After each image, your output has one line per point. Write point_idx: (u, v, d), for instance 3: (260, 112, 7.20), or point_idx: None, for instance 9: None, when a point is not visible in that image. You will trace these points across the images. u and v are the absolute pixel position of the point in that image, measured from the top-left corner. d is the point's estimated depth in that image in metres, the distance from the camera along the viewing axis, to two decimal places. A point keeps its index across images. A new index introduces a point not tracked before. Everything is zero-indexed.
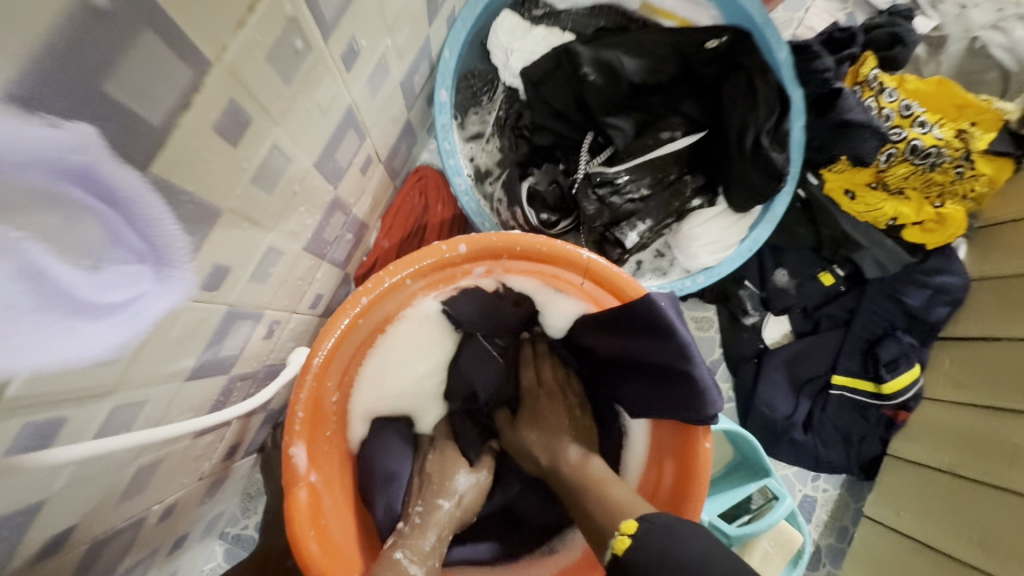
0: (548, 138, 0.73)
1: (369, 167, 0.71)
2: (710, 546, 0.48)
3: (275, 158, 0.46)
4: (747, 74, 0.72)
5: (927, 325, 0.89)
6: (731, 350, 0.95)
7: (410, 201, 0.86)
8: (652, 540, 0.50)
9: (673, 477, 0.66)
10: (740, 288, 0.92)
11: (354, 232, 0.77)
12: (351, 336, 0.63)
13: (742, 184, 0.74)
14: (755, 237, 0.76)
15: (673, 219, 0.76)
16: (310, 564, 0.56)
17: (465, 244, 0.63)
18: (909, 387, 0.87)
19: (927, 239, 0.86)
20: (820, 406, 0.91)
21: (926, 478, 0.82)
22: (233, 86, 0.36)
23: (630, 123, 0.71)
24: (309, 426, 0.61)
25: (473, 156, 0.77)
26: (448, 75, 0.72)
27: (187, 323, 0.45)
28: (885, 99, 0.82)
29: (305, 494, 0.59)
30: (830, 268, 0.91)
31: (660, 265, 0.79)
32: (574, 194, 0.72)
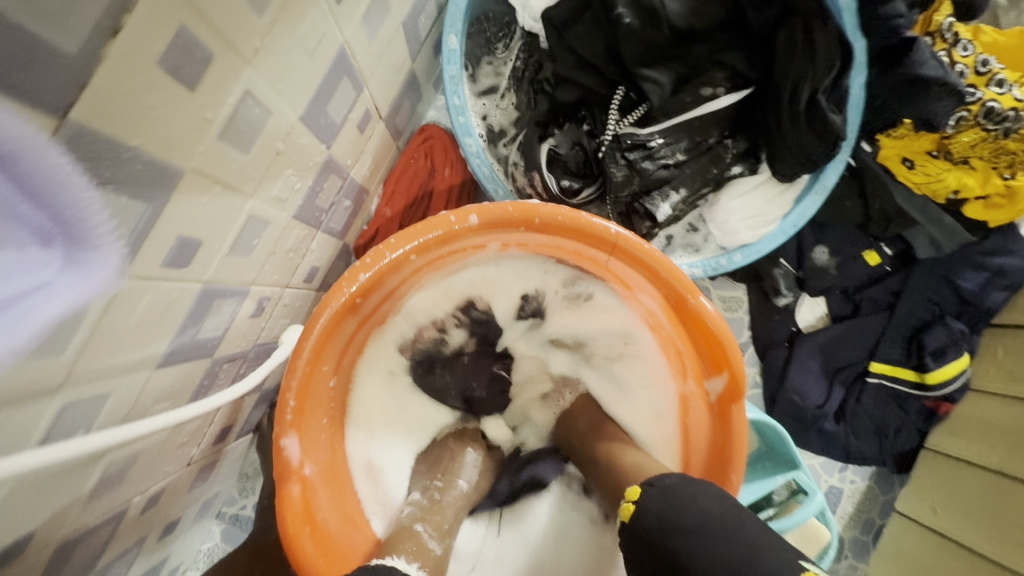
0: (573, 93, 0.64)
1: (369, 123, 0.62)
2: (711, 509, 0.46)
3: (249, 108, 0.38)
4: (805, 20, 0.61)
5: (981, 310, 0.80)
6: (760, 333, 0.88)
7: (415, 164, 0.78)
8: (651, 510, 0.49)
9: (706, 452, 0.60)
10: (774, 267, 0.84)
11: (353, 198, 0.69)
12: (350, 316, 0.57)
13: (791, 149, 0.65)
14: (801, 211, 0.68)
15: (709, 189, 0.68)
16: (306, 564, 0.52)
17: (476, 216, 0.55)
18: (955, 378, 0.80)
19: (990, 216, 0.77)
20: (855, 395, 0.84)
21: (973, 477, 0.75)
22: (179, 8, 0.27)
23: (668, 77, 0.61)
24: (301, 414, 0.55)
25: (485, 113, 0.67)
26: (459, 16, 0.62)
27: (152, 304, 0.38)
28: (960, 53, 0.71)
29: (298, 488, 0.54)
30: (876, 246, 0.82)
31: (692, 240, 0.71)
32: (600, 158, 0.64)
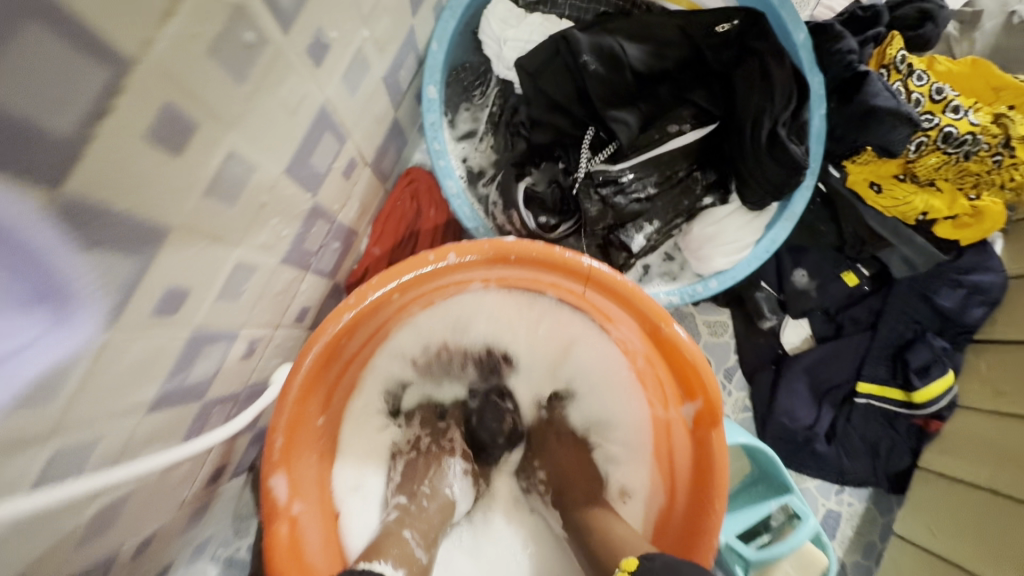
0: (546, 134, 0.67)
1: (354, 170, 0.66)
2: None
3: (234, 166, 0.41)
4: (762, 60, 0.66)
5: (961, 327, 0.82)
6: (747, 357, 0.89)
7: (401, 206, 0.81)
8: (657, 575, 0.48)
9: (689, 474, 0.61)
10: (756, 291, 0.87)
11: (342, 240, 0.73)
12: (337, 353, 0.59)
13: (755, 178, 0.68)
14: (772, 237, 0.70)
15: (682, 219, 0.71)
16: None
17: (454, 253, 0.58)
18: (942, 397, 0.80)
19: (961, 235, 0.79)
20: (845, 416, 0.85)
21: (963, 495, 0.76)
22: (168, 87, 0.31)
23: (634, 115, 0.65)
24: (289, 453, 0.56)
25: (465, 156, 0.71)
26: (437, 68, 0.67)
27: (144, 351, 0.41)
28: (914, 83, 0.75)
29: (286, 527, 0.55)
30: (853, 267, 0.84)
31: (669, 269, 0.73)
32: (575, 194, 0.67)
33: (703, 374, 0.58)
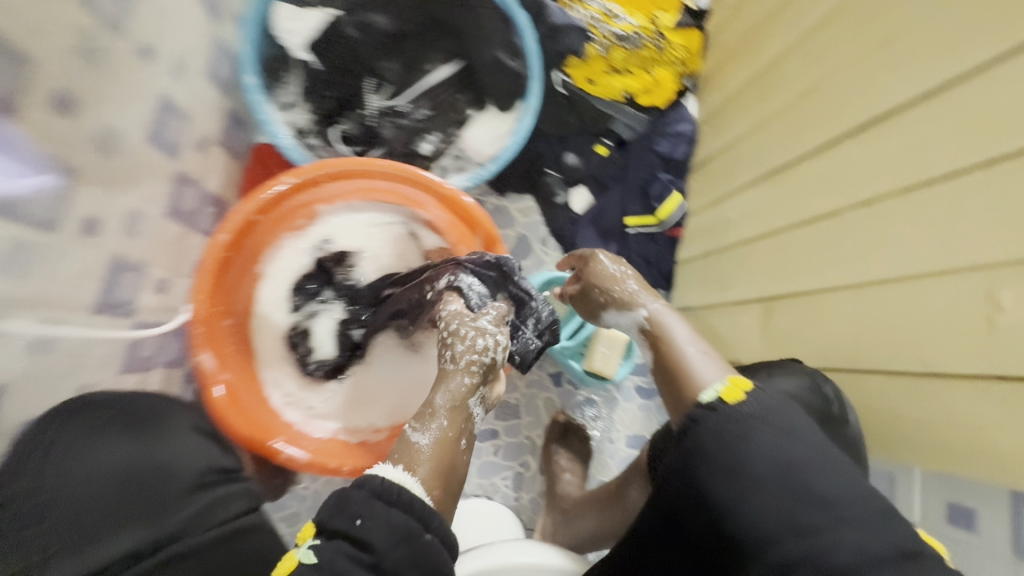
0: (343, 90, 0.95)
1: (205, 147, 0.90)
2: (805, 448, 0.54)
3: (110, 132, 0.65)
4: (474, 10, 0.97)
5: (678, 163, 1.19)
6: (553, 225, 1.21)
7: (257, 177, 1.04)
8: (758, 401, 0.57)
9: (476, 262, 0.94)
10: (545, 177, 1.19)
11: (213, 206, 0.96)
12: (226, 268, 0.84)
13: (497, 89, 1.00)
14: (523, 125, 1.00)
15: (457, 128, 1.01)
16: (237, 429, 0.79)
17: (291, 176, 0.85)
18: (676, 210, 1.17)
19: (654, 100, 1.16)
20: (625, 245, 1.20)
21: (696, 266, 1.11)
22: (55, 77, 0.55)
23: (398, 63, 0.96)
24: (209, 338, 0.80)
25: (289, 120, 0.95)
26: (250, 63, 0.91)
27: (81, 260, 0.64)
28: (591, 6, 1.10)
29: (220, 388, 0.79)
30: (600, 141, 1.18)
31: (460, 164, 1.01)
32: (374, 126, 0.97)
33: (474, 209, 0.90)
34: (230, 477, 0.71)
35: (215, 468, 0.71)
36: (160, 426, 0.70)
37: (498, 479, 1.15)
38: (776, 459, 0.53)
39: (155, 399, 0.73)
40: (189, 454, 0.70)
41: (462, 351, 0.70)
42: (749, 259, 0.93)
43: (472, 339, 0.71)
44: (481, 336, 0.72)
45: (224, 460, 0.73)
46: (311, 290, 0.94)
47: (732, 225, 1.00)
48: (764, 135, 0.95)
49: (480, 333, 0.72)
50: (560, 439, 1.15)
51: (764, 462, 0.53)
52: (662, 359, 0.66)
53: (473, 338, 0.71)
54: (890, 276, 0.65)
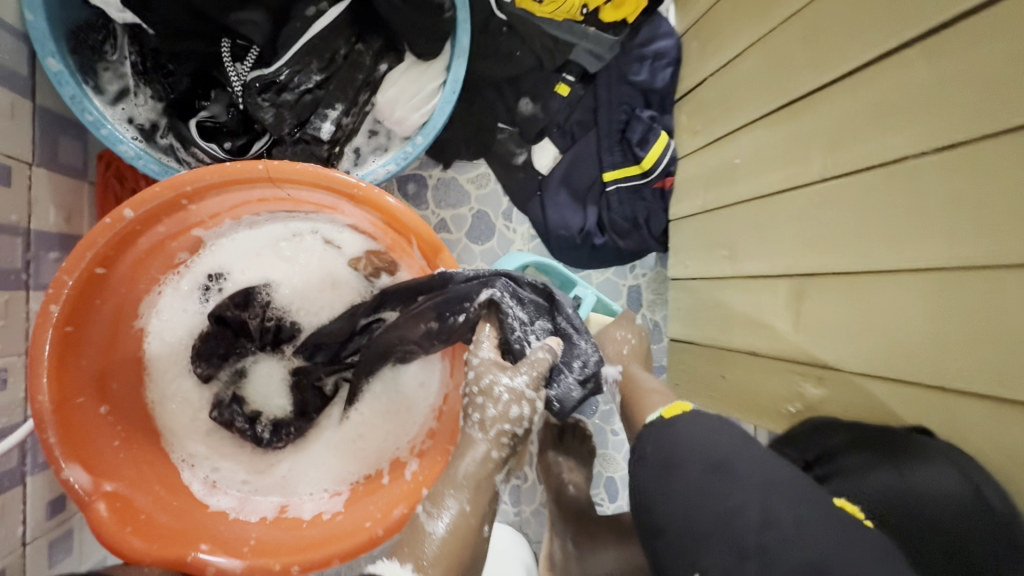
0: (193, 62, 0.69)
1: (17, 174, 0.64)
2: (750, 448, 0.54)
3: None
4: None
5: (660, 93, 0.94)
6: (515, 194, 0.98)
7: (113, 194, 0.78)
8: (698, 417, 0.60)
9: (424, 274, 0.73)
10: (497, 134, 0.94)
11: (59, 246, 0.72)
12: (77, 344, 0.61)
13: (413, 31, 0.72)
14: (454, 76, 0.75)
15: (367, 94, 0.75)
16: (139, 556, 0.60)
17: (128, 209, 0.59)
18: (664, 155, 0.94)
19: (623, 14, 0.89)
20: (606, 207, 0.98)
21: (694, 225, 0.90)
22: None
23: (262, 12, 0.66)
24: (72, 446, 0.60)
25: (129, 116, 0.69)
26: (47, 38, 0.62)
27: None
28: None
29: (105, 505, 0.60)
30: (561, 78, 0.93)
31: (378, 142, 0.78)
32: (249, 109, 0.70)
33: (400, 210, 0.67)
34: None
35: None
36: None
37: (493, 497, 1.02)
38: (768, 477, 0.50)
39: None
40: None
41: (493, 419, 0.60)
42: (761, 220, 0.72)
43: (506, 405, 0.59)
44: (517, 403, 0.60)
45: None
46: (220, 349, 0.74)
47: (737, 174, 0.78)
48: (774, 50, 0.70)
49: (515, 400, 0.60)
50: (556, 445, 0.99)
51: (752, 461, 0.52)
52: (626, 401, 0.72)
53: (508, 404, 0.59)
54: (981, 262, 0.45)
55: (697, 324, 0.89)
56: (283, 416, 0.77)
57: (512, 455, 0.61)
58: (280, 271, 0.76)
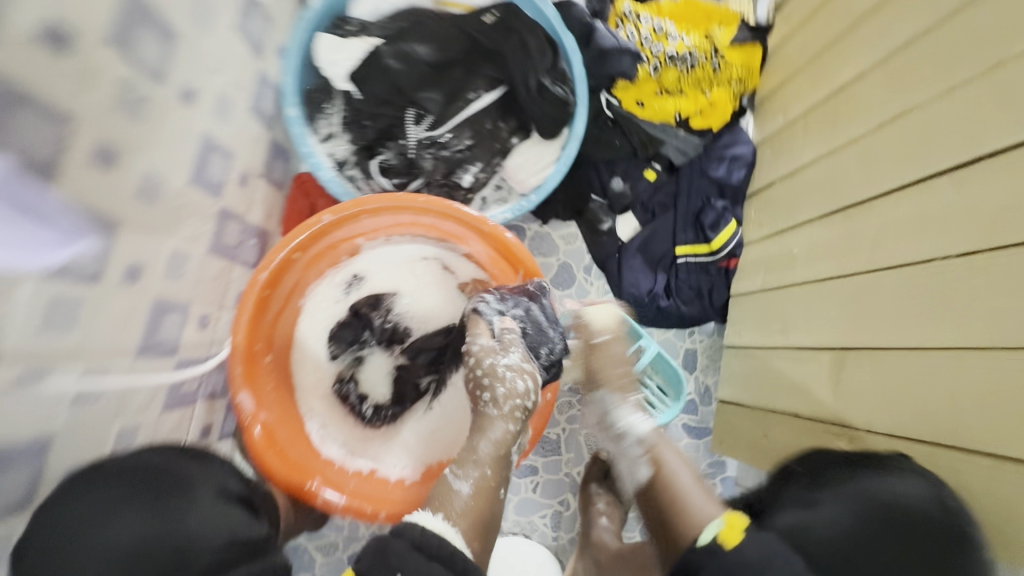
0: (384, 121, 0.93)
1: (249, 181, 0.90)
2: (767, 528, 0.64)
3: (151, 179, 0.65)
4: (519, 35, 0.93)
5: (734, 188, 1.11)
6: (597, 254, 1.15)
7: (298, 205, 1.02)
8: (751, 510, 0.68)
9: None
10: (589, 203, 1.14)
11: (256, 237, 0.96)
12: (266, 304, 0.83)
13: (542, 117, 0.96)
14: (568, 154, 0.96)
15: (499, 158, 0.97)
16: (275, 472, 0.78)
17: (328, 214, 0.82)
18: (731, 240, 1.09)
19: (710, 122, 1.09)
20: (674, 275, 1.13)
21: (752, 302, 1.03)
22: (93, 133, 0.55)
23: (440, 93, 0.92)
24: (247, 378, 0.79)
25: (331, 151, 0.94)
26: (292, 94, 0.90)
27: (121, 307, 0.64)
28: (640, 24, 1.04)
29: (259, 429, 0.78)
30: (650, 165, 1.12)
31: (501, 195, 0.98)
32: (414, 158, 0.93)
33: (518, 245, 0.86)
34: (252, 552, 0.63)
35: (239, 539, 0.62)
36: (186, 494, 0.61)
37: (534, 517, 1.11)
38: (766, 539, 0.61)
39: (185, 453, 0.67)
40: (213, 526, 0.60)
41: (504, 396, 0.75)
42: (813, 301, 0.85)
43: (512, 379, 0.75)
44: (520, 376, 0.76)
45: (249, 527, 0.64)
46: (351, 337, 0.94)
47: (795, 261, 0.92)
48: (836, 166, 0.86)
49: (518, 373, 0.76)
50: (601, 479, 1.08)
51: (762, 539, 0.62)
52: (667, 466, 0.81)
53: (512, 378, 0.75)
54: (997, 344, 0.57)
55: (744, 386, 1.00)
56: (383, 402, 0.94)
57: (523, 427, 0.77)
58: (406, 283, 0.97)
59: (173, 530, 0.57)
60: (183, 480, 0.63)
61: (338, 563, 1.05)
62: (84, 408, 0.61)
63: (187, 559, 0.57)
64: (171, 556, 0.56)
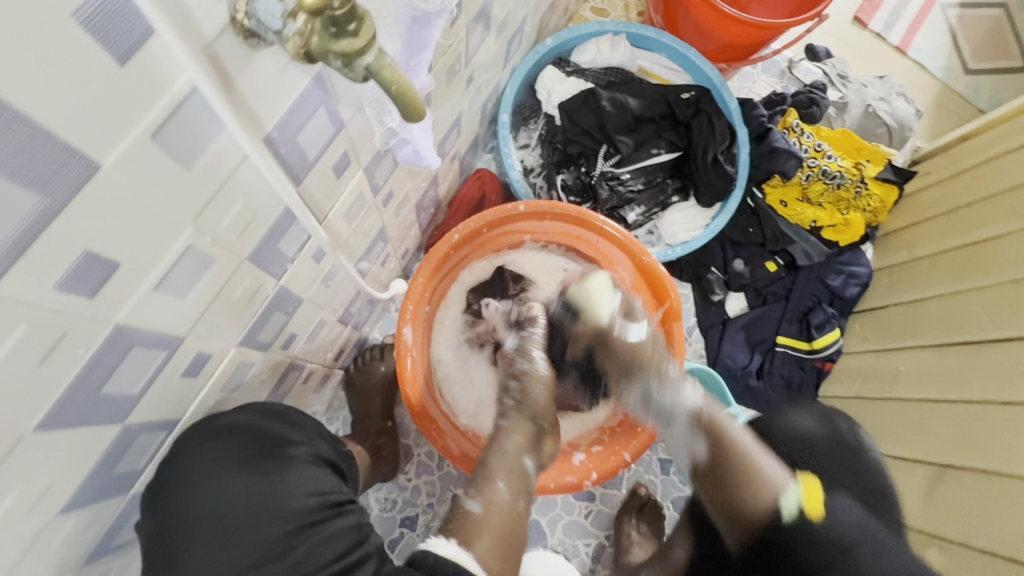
0: (576, 148, 1.08)
1: (453, 159, 1.03)
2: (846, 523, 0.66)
3: (430, 132, 0.78)
4: (708, 116, 1.08)
5: (845, 300, 1.21)
6: (702, 319, 1.24)
7: (470, 192, 1.16)
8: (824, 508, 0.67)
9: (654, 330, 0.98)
10: (708, 272, 1.24)
11: (434, 206, 1.08)
12: (443, 261, 0.94)
13: (705, 185, 1.08)
14: (716, 224, 1.07)
15: (658, 209, 1.11)
16: (415, 403, 0.86)
17: (523, 205, 0.94)
18: (832, 345, 1.18)
19: (839, 237, 1.20)
20: (769, 360, 1.20)
21: (846, 405, 1.10)
22: (432, 85, 0.68)
23: (631, 140, 1.07)
24: (413, 315, 0.89)
25: (523, 158, 1.11)
26: (509, 104, 1.06)
27: (370, 222, 0.76)
28: (804, 139, 1.19)
29: (411, 361, 0.87)
30: (773, 258, 1.23)
31: (651, 239, 1.12)
32: (592, 185, 1.08)
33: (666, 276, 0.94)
34: (336, 511, 0.67)
35: (324, 502, 0.66)
36: (282, 455, 0.67)
37: (580, 544, 1.13)
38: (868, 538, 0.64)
39: (285, 416, 0.70)
40: (301, 485, 0.66)
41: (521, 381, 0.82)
42: (911, 417, 0.94)
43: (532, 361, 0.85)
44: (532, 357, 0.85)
45: (335, 491, 0.69)
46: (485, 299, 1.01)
47: (899, 377, 1.01)
48: (961, 305, 0.96)
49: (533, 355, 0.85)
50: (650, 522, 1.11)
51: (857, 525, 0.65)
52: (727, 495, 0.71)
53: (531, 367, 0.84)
54: None
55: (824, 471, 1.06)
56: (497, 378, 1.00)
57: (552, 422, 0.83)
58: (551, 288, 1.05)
59: (269, 493, 0.64)
60: (280, 440, 0.68)
61: (390, 521, 1.08)
62: (320, 292, 0.70)
63: (284, 514, 0.63)
64: (265, 516, 0.63)
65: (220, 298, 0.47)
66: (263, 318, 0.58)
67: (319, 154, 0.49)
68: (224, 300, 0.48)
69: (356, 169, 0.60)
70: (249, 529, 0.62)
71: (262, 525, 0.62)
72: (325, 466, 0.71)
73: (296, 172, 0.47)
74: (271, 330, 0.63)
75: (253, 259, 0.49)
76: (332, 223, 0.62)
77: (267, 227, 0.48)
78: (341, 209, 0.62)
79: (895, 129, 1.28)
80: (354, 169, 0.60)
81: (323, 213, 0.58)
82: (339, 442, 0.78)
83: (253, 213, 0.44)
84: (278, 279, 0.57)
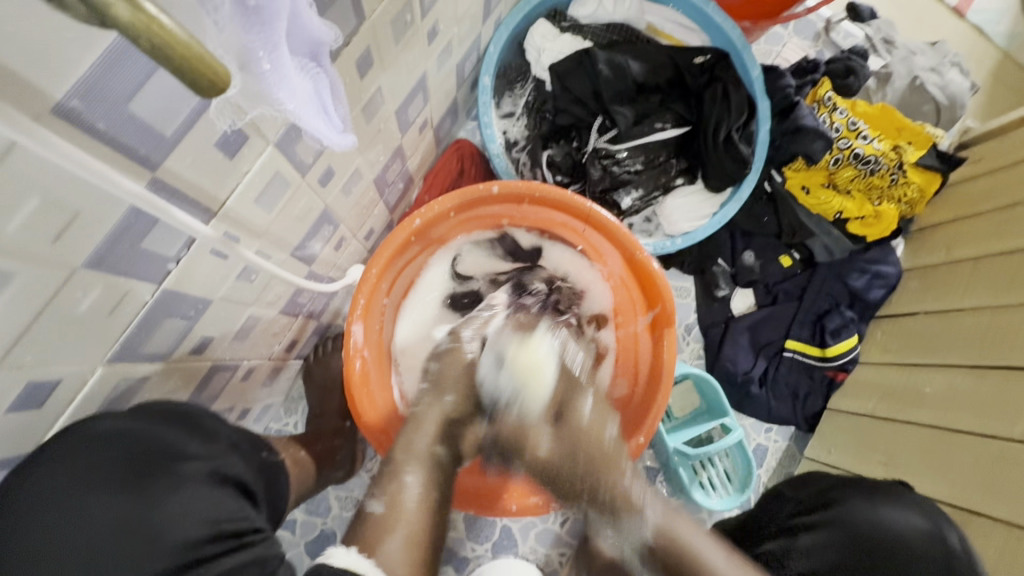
0: (567, 119, 0.94)
1: (425, 129, 0.90)
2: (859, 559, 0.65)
3: (378, 97, 0.64)
4: (724, 85, 0.92)
5: (866, 303, 1.08)
6: (704, 316, 1.12)
7: (448, 166, 1.04)
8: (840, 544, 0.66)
9: (642, 333, 0.86)
10: (714, 265, 1.11)
11: (404, 182, 0.95)
12: (403, 249, 0.82)
13: (715, 168, 0.93)
14: (724, 213, 0.94)
15: (659, 193, 0.96)
16: (362, 412, 0.76)
17: (497, 185, 0.81)
18: (847, 353, 1.05)
19: (867, 231, 1.05)
20: (775, 365, 1.08)
21: (859, 423, 0.99)
22: (370, 39, 0.54)
23: (631, 112, 0.93)
24: (364, 311, 0.79)
25: (505, 129, 0.97)
26: (492, 65, 0.92)
27: (306, 207, 0.64)
28: (836, 116, 1.03)
29: (359, 362, 0.77)
30: (788, 251, 1.09)
31: (647, 228, 0.98)
32: (583, 163, 0.94)
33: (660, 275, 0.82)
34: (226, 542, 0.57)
35: (211, 531, 0.56)
36: (169, 473, 0.56)
37: (553, 554, 1.05)
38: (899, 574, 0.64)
39: (187, 420, 0.59)
40: (186, 510, 0.55)
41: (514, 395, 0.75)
42: (938, 449, 0.83)
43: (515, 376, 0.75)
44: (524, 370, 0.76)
45: (232, 519, 0.58)
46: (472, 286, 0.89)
47: (923, 400, 0.89)
48: (1006, 320, 0.83)
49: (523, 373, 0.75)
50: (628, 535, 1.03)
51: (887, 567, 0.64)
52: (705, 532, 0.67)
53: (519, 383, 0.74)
54: None
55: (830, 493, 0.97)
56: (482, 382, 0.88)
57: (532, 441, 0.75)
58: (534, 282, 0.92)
59: (143, 519, 0.54)
60: (171, 453, 0.57)
61: (349, 521, 1.01)
62: (239, 290, 0.59)
63: (156, 547, 0.54)
64: (137, 546, 0.53)
65: (44, 318, 0.37)
66: (146, 329, 0.48)
67: (186, 131, 0.38)
68: (57, 316, 0.38)
69: (261, 146, 0.47)
70: (111, 560, 0.52)
71: (126, 558, 0.53)
72: (228, 484, 0.60)
73: (146, 154, 0.36)
74: (166, 338, 0.52)
75: (95, 266, 0.38)
76: (238, 213, 0.50)
77: (108, 226, 0.37)
78: (249, 196, 0.50)
79: (945, 106, 1.09)
80: (258, 147, 0.47)
81: (217, 202, 0.46)
82: (264, 449, 0.70)
83: (65, 210, 0.33)
84: (158, 284, 0.45)
